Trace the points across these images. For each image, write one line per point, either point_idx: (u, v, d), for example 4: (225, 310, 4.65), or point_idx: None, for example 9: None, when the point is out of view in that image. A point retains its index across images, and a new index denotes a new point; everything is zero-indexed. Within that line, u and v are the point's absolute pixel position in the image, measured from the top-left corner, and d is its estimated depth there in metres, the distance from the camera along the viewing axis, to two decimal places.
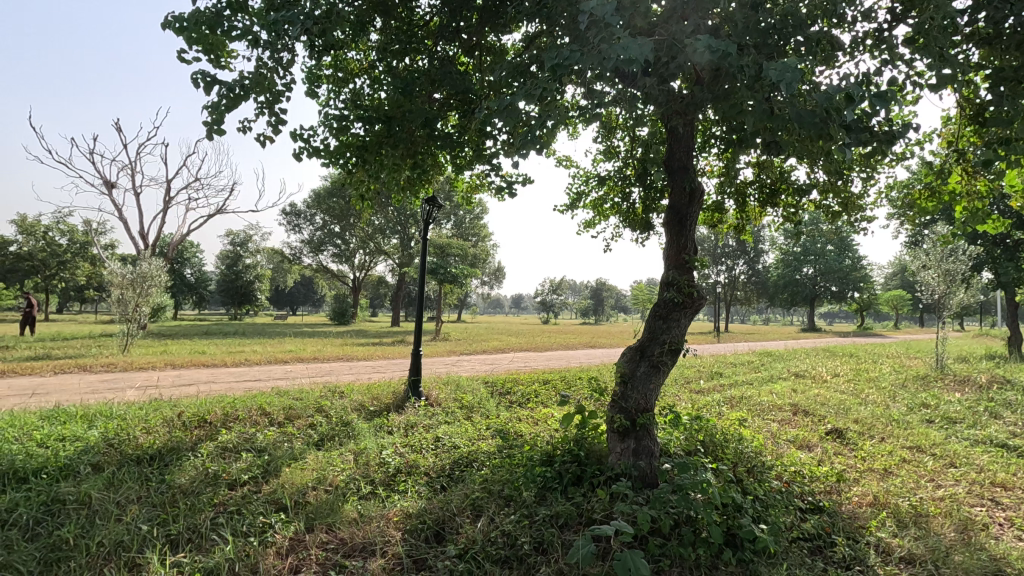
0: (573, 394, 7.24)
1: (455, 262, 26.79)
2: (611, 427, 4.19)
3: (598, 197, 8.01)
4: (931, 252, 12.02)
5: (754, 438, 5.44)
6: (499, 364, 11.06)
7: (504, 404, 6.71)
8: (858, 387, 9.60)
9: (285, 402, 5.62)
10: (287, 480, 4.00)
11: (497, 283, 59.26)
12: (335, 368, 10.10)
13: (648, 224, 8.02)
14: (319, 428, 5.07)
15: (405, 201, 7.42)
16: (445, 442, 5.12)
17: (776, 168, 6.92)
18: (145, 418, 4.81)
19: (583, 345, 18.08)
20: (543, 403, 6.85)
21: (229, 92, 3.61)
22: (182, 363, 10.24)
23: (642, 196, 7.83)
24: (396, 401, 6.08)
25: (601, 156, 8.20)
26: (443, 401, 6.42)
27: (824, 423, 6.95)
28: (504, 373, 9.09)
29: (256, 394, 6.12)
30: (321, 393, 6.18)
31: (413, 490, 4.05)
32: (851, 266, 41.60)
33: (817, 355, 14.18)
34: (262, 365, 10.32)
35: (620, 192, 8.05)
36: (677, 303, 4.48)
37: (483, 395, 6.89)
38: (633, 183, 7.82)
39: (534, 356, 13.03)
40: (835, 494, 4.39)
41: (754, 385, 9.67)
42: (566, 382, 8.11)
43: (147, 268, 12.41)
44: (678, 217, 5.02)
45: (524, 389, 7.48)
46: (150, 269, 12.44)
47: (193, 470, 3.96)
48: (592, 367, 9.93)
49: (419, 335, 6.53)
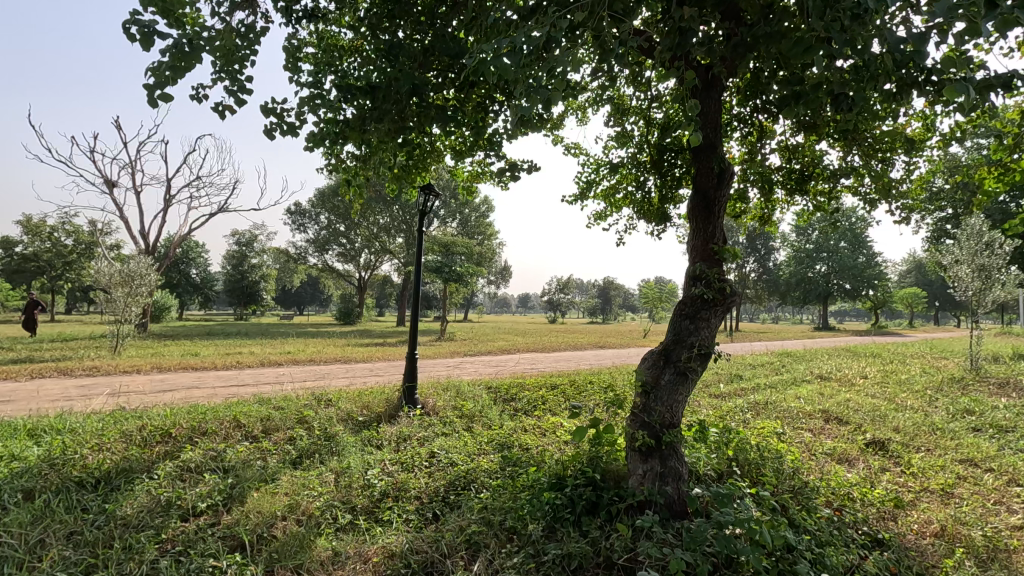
0: (584, 400, 6.63)
1: (461, 260, 26.22)
2: (631, 444, 3.60)
3: (610, 187, 7.39)
4: (964, 246, 11.28)
5: (791, 453, 4.80)
6: (504, 367, 10.45)
7: (508, 412, 6.11)
8: (891, 390, 8.90)
9: (263, 412, 5.05)
10: (252, 509, 3.42)
11: (503, 283, 58.66)
12: (331, 372, 9.55)
13: (665, 216, 7.40)
14: (298, 443, 4.50)
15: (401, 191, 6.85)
16: (440, 458, 4.53)
17: (807, 151, 6.29)
18: (100, 433, 4.25)
19: (593, 346, 17.49)
20: (551, 412, 6.24)
21: (172, 49, 3.03)
22: (170, 366, 9.72)
23: (659, 184, 7.21)
24: (388, 411, 5.50)
25: (613, 142, 7.60)
26: (440, 410, 5.82)
27: (861, 434, 6.30)
28: (509, 376, 8.47)
29: (236, 402, 5.56)
30: (308, 401, 5.61)
31: (399, 520, 3.46)
32: (866, 263, 40.57)
33: (840, 356, 13.45)
34: (254, 368, 9.77)
35: (635, 180, 7.41)
36: (706, 300, 3.87)
37: (486, 402, 6.29)
38: (648, 170, 7.19)
39: (541, 359, 12.41)
40: (894, 522, 3.77)
41: (778, 388, 9.00)
42: (576, 388, 7.49)
43: (138, 266, 11.94)
44: (704, 203, 4.40)
45: (531, 395, 6.86)
46: (141, 268, 11.98)
47: (143, 496, 3.40)
48: (604, 370, 9.31)
49: (413, 334, 5.91)
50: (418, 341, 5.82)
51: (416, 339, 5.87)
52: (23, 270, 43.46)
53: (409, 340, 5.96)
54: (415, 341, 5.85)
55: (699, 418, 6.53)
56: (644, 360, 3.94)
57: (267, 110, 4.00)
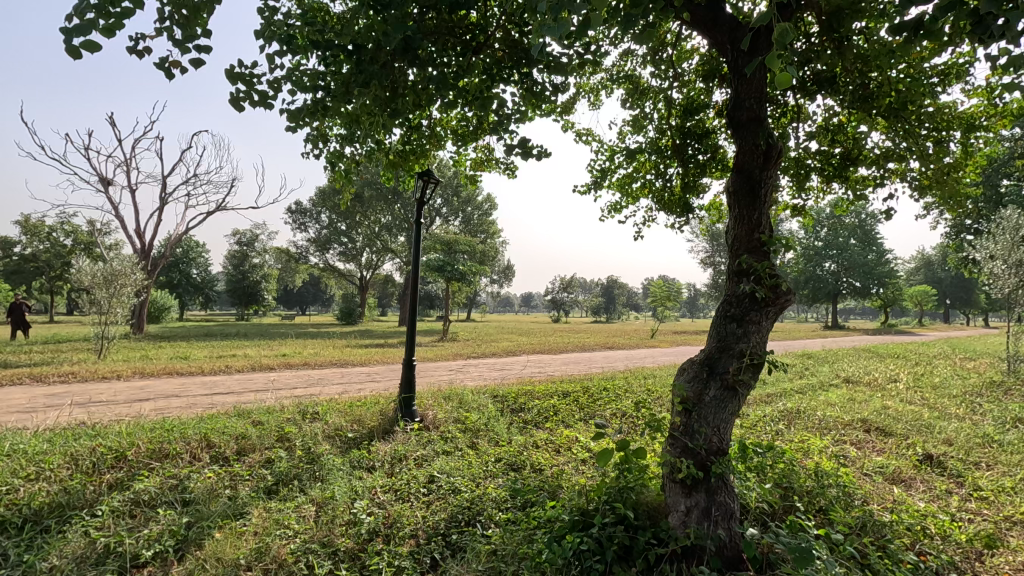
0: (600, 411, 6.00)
1: (463, 259, 25.62)
2: (671, 475, 2.97)
3: (626, 176, 6.75)
4: (1000, 240, 10.63)
5: (846, 475, 4.16)
6: (511, 371, 9.81)
7: (517, 425, 5.48)
8: (929, 395, 8.24)
9: (239, 429, 4.43)
10: (210, 557, 2.81)
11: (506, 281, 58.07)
12: (324, 377, 8.92)
13: (687, 208, 6.74)
14: (276, 467, 3.88)
15: (396, 179, 6.24)
16: (441, 483, 3.91)
17: (848, 133, 5.64)
18: (42, 457, 3.63)
19: (601, 346, 16.83)
20: (565, 424, 5.61)
21: None
22: (154, 371, 9.12)
23: (680, 173, 6.54)
24: (382, 426, 4.87)
25: (628, 128, 6.97)
26: (441, 423, 5.20)
27: (911, 447, 5.65)
28: (516, 382, 7.84)
29: (211, 416, 4.94)
30: (292, 414, 4.98)
31: (390, 569, 2.84)
32: (876, 260, 39.84)
33: (864, 357, 12.79)
34: (244, 373, 9.16)
35: (654, 168, 6.77)
36: (757, 299, 3.25)
37: (492, 413, 5.66)
38: (669, 156, 6.55)
39: (548, 361, 11.75)
40: (987, 565, 3.15)
41: (806, 394, 8.35)
42: (591, 395, 6.85)
43: (120, 265, 11.32)
44: (749, 185, 3.76)
45: (542, 404, 6.24)
46: (123, 267, 11.36)
47: (76, 543, 2.78)
48: (618, 375, 8.67)
49: (412, 325, 5.26)
50: (418, 329, 5.15)
51: (415, 321, 5.17)
52: (22, 270, 43.03)
53: (407, 331, 5.33)
54: (415, 328, 5.18)
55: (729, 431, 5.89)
56: (679, 374, 3.35)
57: (233, 76, 3.37)
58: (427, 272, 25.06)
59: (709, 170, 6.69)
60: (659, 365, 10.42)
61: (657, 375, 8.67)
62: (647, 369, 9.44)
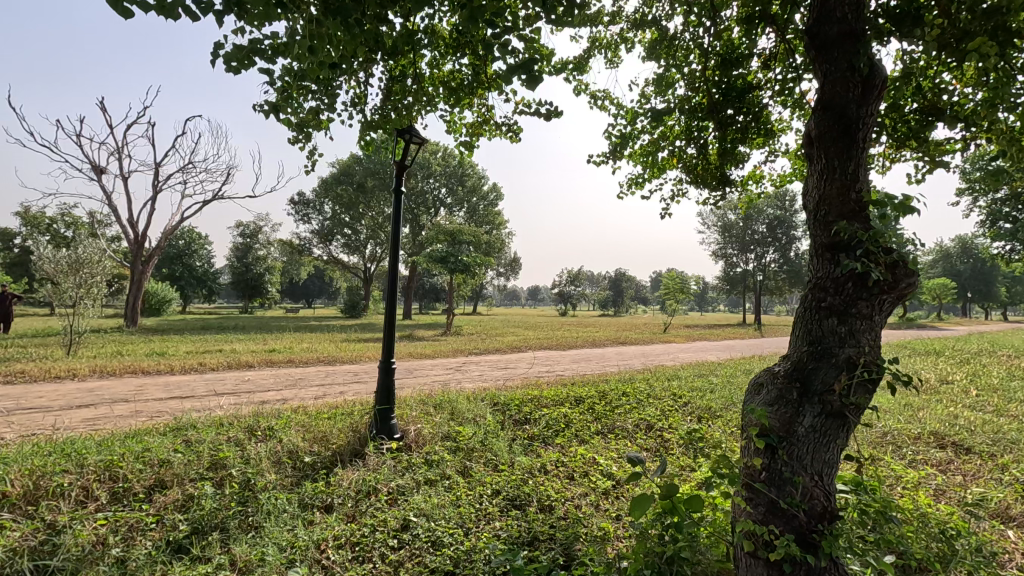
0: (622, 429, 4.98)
1: (468, 250, 24.58)
2: (757, 552, 1.96)
3: (651, 142, 5.70)
4: None
5: (960, 522, 3.09)
6: (515, 370, 8.81)
7: (521, 442, 4.47)
8: (996, 400, 7.15)
9: (161, 451, 3.43)
10: None
11: (512, 274, 56.99)
12: (305, 377, 7.92)
13: (724, 182, 5.69)
14: (198, 508, 2.90)
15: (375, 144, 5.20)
16: (415, 534, 2.90)
17: (930, 84, 4.55)
18: None
19: (613, 341, 15.80)
20: (579, 444, 4.58)
21: None
22: (116, 370, 8.15)
23: (717, 136, 5.45)
24: (351, 445, 3.87)
25: (653, 88, 5.93)
26: (426, 441, 4.18)
27: (1005, 470, 4.59)
28: (521, 385, 6.83)
29: (139, 433, 3.95)
30: (240, 430, 4.00)
31: None
32: None
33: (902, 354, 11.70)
34: (217, 372, 8.18)
35: (685, 133, 5.69)
36: (862, 280, 2.20)
37: (491, 426, 4.64)
38: (705, 118, 5.48)
39: (556, 359, 10.72)
40: None
41: None
42: (608, 402, 5.83)
43: (87, 252, 10.30)
44: (840, 124, 2.69)
45: (551, 412, 5.23)
46: (91, 254, 10.34)
47: None
48: (637, 376, 7.62)
49: (390, 313, 4.34)
50: (397, 319, 4.24)
51: (393, 308, 4.26)
52: (24, 262, 42.42)
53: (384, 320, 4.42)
54: (393, 317, 4.28)
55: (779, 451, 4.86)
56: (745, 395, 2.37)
57: None
58: (430, 263, 24.09)
59: (749, 136, 5.62)
60: (680, 364, 9.39)
61: (681, 376, 7.66)
62: (669, 369, 8.41)
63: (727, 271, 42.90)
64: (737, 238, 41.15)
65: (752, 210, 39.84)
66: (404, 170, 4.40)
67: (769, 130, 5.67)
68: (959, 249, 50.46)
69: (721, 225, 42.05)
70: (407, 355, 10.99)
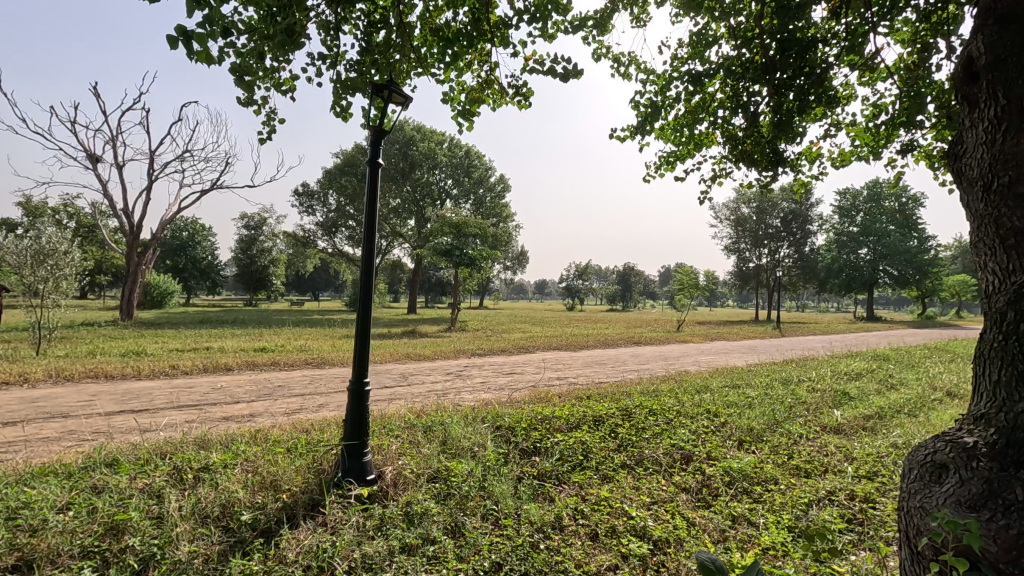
0: (654, 466, 4.07)
1: (474, 243, 23.64)
2: None
3: (687, 115, 4.76)
4: None
5: None
6: (522, 376, 7.88)
7: (527, 484, 3.54)
8: None
9: (40, 509, 2.54)
10: None
11: (519, 268, 55.98)
12: (285, 384, 7.03)
13: (775, 162, 4.70)
14: None
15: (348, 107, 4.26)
16: None
17: None
18: None
19: (626, 340, 14.83)
20: (602, 486, 3.65)
21: None
22: (76, 373, 7.30)
23: (771, 105, 4.46)
24: (309, 498, 2.97)
25: (686, 52, 4.96)
26: (409, 485, 3.28)
27: None
28: (530, 399, 5.90)
29: (35, 474, 3.07)
30: (167, 469, 3.10)
31: None
32: (918, 247, 37.07)
33: (946, 358, 10.67)
34: (187, 377, 7.31)
35: (729, 103, 4.70)
36: None
37: (491, 460, 3.73)
38: (754, 81, 4.49)
39: (567, 361, 9.77)
40: None
41: (908, 414, 6.27)
42: (634, 423, 4.89)
43: (50, 239, 9.35)
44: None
45: (566, 438, 4.30)
46: (53, 241, 9.38)
47: None
48: (659, 386, 6.67)
49: (363, 312, 3.38)
50: (371, 320, 3.30)
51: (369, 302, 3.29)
52: None
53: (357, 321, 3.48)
54: (367, 317, 3.33)
55: (852, 495, 3.90)
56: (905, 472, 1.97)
57: None
58: (434, 257, 23.20)
59: (808, 108, 4.64)
60: (706, 371, 8.41)
61: (712, 385, 6.73)
62: (697, 377, 7.45)
63: (740, 267, 41.70)
64: (751, 232, 39.89)
65: (767, 203, 38.68)
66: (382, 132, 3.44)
67: (832, 97, 4.67)
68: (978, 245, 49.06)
69: (734, 219, 40.86)
70: (405, 356, 10.10)
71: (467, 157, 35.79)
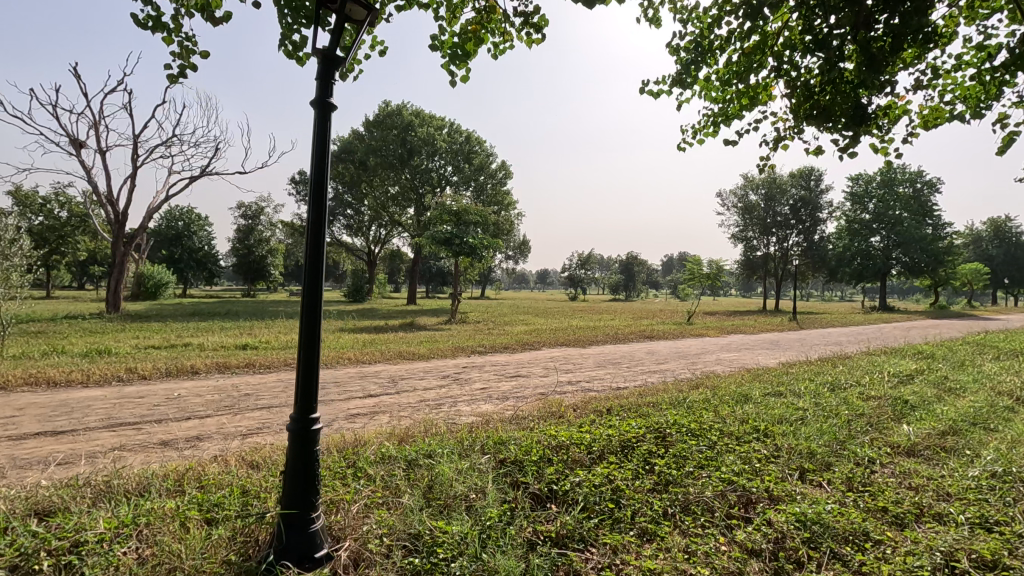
0: (708, 519, 3.09)
1: (474, 231, 22.59)
2: None
3: (747, 62, 3.79)
4: None
5: None
6: (527, 380, 6.89)
7: (543, 557, 2.55)
8: None
9: None
10: None
11: (521, 257, 54.91)
12: (254, 392, 6.06)
13: (856, 121, 3.54)
14: None
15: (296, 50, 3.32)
16: None
17: None
18: None
19: (638, 334, 13.83)
20: (644, 555, 2.64)
21: None
22: (15, 378, 6.29)
23: (853, 46, 3.44)
24: None
25: None
26: (375, 564, 2.31)
27: None
28: (538, 414, 4.91)
29: None
30: (15, 550, 2.11)
31: None
32: (933, 235, 35.85)
33: (996, 356, 9.61)
34: (143, 383, 6.32)
35: (799, 45, 3.68)
36: None
37: (493, 516, 2.75)
38: (836, 12, 3.43)
39: (577, 361, 8.78)
40: None
41: (986, 429, 5.28)
42: (673, 450, 3.91)
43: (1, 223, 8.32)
44: None
45: (589, 476, 3.32)
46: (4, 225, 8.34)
47: None
48: (689, 396, 5.67)
49: (308, 318, 2.37)
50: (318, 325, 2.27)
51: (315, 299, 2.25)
52: None
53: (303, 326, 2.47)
54: (311, 321, 2.28)
55: (977, 562, 2.86)
56: None
57: None
58: (434, 246, 22.15)
59: (901, 53, 3.62)
60: (736, 374, 7.42)
61: (752, 392, 5.72)
62: (730, 383, 6.42)
63: (748, 256, 40.60)
64: (759, 221, 38.77)
65: (776, 189, 37.84)
66: (334, 57, 2.39)
67: (930, 35, 3.63)
68: (990, 232, 47.81)
69: (742, 207, 39.73)
70: (398, 354, 9.12)
71: (467, 143, 34.57)
